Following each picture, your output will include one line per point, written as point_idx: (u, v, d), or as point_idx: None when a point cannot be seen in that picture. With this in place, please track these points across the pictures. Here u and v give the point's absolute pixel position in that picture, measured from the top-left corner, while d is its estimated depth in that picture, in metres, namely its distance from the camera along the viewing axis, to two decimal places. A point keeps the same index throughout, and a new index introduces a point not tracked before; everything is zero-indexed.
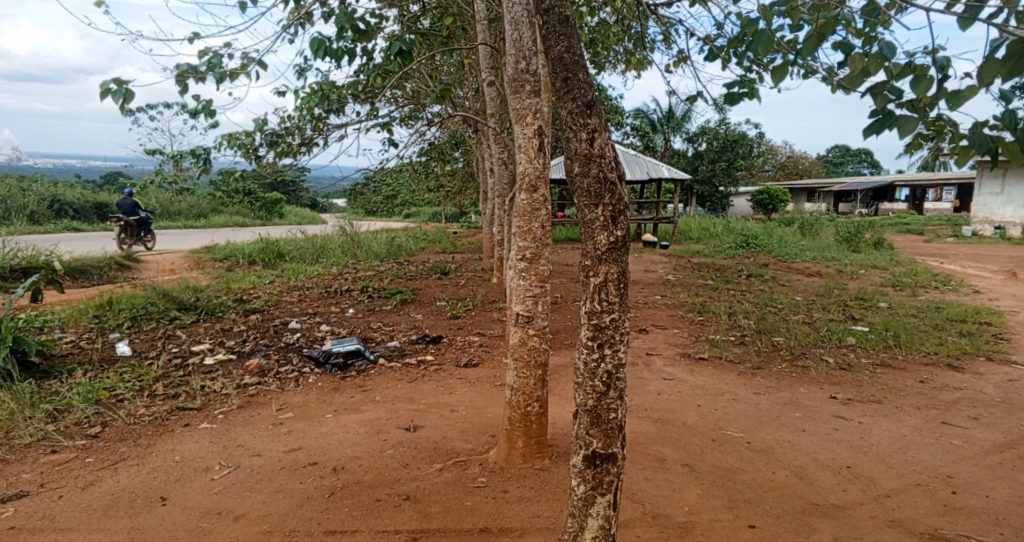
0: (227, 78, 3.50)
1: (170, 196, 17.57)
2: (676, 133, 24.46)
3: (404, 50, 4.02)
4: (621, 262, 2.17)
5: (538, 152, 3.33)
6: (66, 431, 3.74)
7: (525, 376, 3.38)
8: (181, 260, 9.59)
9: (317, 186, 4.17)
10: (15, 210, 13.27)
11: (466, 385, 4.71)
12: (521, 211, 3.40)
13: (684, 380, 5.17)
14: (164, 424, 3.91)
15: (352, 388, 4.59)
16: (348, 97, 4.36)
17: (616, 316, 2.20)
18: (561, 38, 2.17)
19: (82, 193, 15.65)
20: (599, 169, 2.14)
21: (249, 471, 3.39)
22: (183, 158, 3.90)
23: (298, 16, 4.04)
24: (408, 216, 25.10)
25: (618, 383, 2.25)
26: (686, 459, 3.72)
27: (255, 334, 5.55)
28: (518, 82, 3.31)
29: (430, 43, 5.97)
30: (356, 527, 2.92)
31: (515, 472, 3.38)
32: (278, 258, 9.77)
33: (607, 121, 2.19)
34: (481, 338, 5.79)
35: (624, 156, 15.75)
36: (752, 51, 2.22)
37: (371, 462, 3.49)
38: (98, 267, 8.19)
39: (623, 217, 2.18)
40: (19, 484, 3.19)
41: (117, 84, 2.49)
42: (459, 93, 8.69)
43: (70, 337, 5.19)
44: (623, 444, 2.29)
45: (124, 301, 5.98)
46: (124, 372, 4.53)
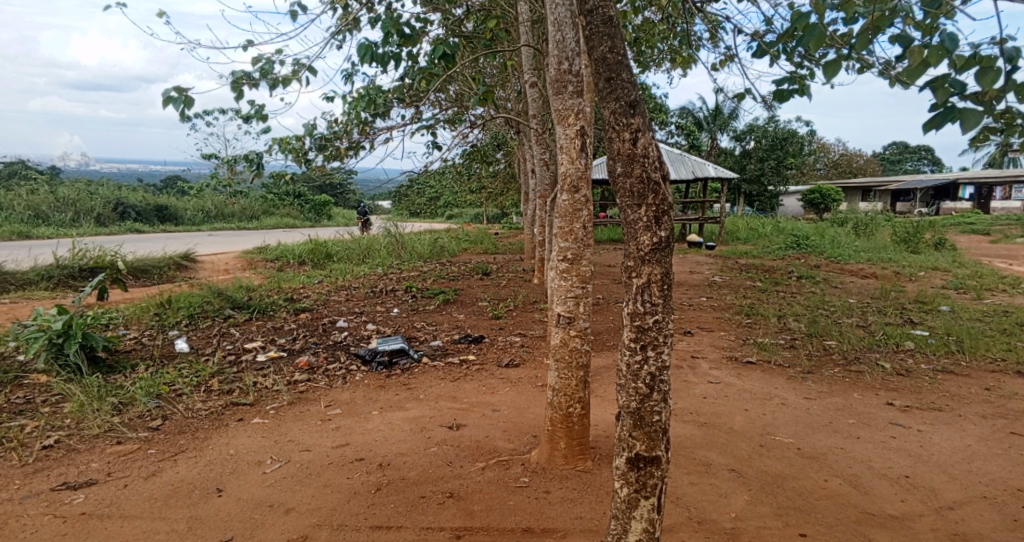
0: (279, 84, 3.64)
1: (224, 199, 18.25)
2: (723, 132, 24.00)
3: (448, 53, 4.08)
4: (664, 263, 2.15)
5: (580, 153, 3.32)
6: (130, 423, 3.94)
7: (567, 377, 3.38)
8: (234, 261, 9.95)
9: (363, 189, 4.27)
10: (83, 213, 14.02)
11: (508, 385, 4.74)
12: (562, 212, 3.38)
13: (731, 384, 5.07)
14: (219, 419, 4.07)
15: (397, 386, 4.68)
16: (393, 101, 4.46)
17: (660, 317, 2.19)
18: (604, 38, 2.17)
19: (144, 196, 16.43)
20: (642, 169, 2.13)
21: (298, 465, 3.50)
22: (237, 163, 4.06)
23: (346, 23, 4.16)
24: (450, 218, 25.36)
25: (662, 385, 2.23)
26: (732, 464, 3.66)
27: (305, 332, 5.71)
28: (560, 83, 3.35)
29: (474, 45, 6.04)
30: (402, 523, 2.98)
31: (558, 473, 3.39)
32: (326, 259, 10.03)
33: (650, 121, 2.19)
34: (522, 338, 5.82)
35: (668, 155, 15.51)
36: (803, 47, 2.17)
37: (415, 459, 3.56)
38: (159, 267, 8.57)
39: (667, 217, 2.15)
40: (88, 472, 3.38)
41: (178, 91, 2.64)
42: (502, 94, 8.75)
43: (133, 334, 5.46)
44: (667, 447, 2.27)
45: (182, 300, 6.24)
46: (183, 368, 4.74)
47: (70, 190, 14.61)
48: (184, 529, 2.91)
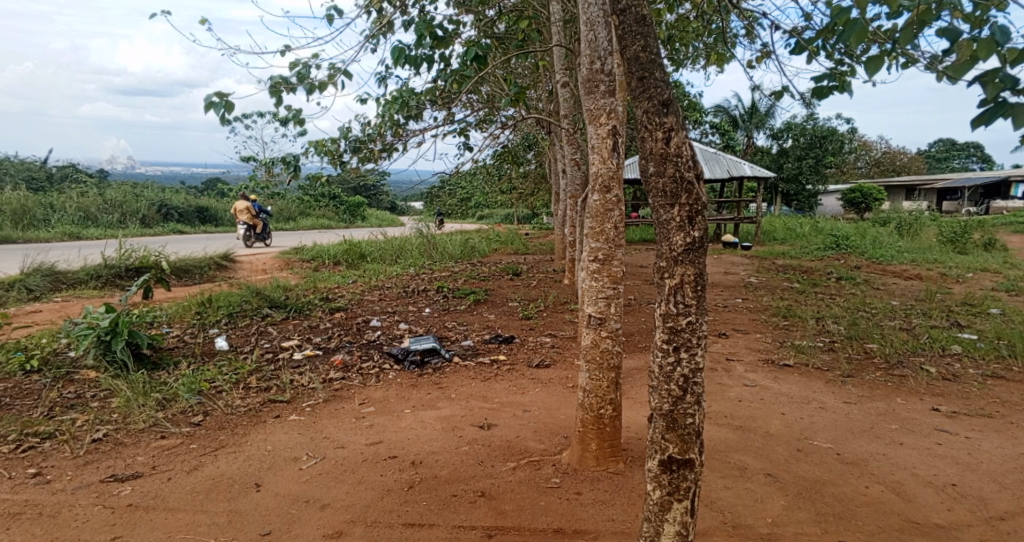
0: (316, 89, 3.72)
1: (262, 200, 18.71)
2: (760, 130, 23.57)
3: (480, 55, 4.10)
4: (698, 264, 2.13)
5: (612, 152, 3.30)
6: (173, 419, 4.07)
7: (598, 378, 3.36)
8: (271, 261, 10.18)
9: (396, 190, 4.32)
10: (129, 214, 14.51)
11: (539, 385, 4.75)
12: (593, 212, 3.36)
13: (767, 387, 4.98)
14: (257, 415, 4.18)
15: (428, 385, 4.73)
16: (426, 103, 4.50)
17: (693, 319, 2.16)
18: (637, 37, 2.16)
19: (186, 198, 16.93)
20: (675, 168, 2.11)
21: (333, 462, 3.57)
22: (274, 165, 4.16)
23: (381, 26, 4.23)
24: (481, 218, 25.49)
25: (695, 387, 2.21)
26: (769, 469, 3.59)
27: (339, 331, 5.82)
28: (592, 82, 3.33)
29: (506, 46, 6.06)
30: (434, 522, 3.01)
31: (589, 475, 3.38)
32: (360, 259, 10.20)
33: (684, 120, 2.16)
34: (552, 339, 5.82)
35: (703, 154, 15.29)
36: (844, 43, 2.13)
37: (447, 458, 3.59)
38: (200, 267, 8.82)
39: (701, 217, 2.13)
40: (134, 465, 3.51)
41: (219, 96, 2.73)
42: (533, 94, 8.76)
43: (175, 332, 5.63)
44: (701, 450, 2.25)
45: (222, 299, 6.41)
46: (223, 366, 4.87)
47: (117, 192, 15.13)
48: (224, 523, 3.00)
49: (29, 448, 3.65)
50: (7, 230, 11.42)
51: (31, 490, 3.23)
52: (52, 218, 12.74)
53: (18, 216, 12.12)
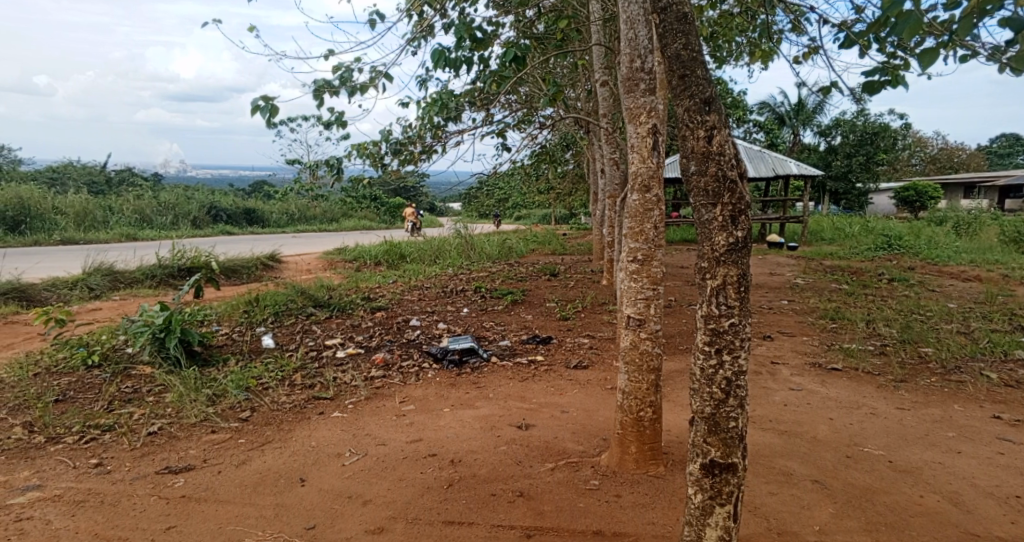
0: (358, 92, 3.79)
1: (307, 203, 19.23)
2: (807, 127, 22.94)
3: (519, 56, 4.12)
4: (741, 264, 2.09)
5: (651, 151, 3.25)
6: (223, 414, 4.21)
7: (637, 380, 3.32)
8: (315, 262, 10.41)
9: (435, 192, 4.37)
10: (182, 216, 15.10)
11: (577, 386, 4.73)
12: (632, 212, 3.33)
13: (814, 391, 4.84)
14: (302, 412, 4.29)
15: (467, 384, 4.77)
16: (465, 104, 4.54)
17: (736, 321, 2.12)
18: (679, 35, 2.13)
19: (235, 200, 17.47)
20: (718, 167, 2.08)
21: (375, 458, 3.63)
22: (318, 168, 4.25)
23: (421, 29, 4.28)
24: (520, 219, 25.57)
25: (738, 391, 2.17)
26: (816, 475, 3.49)
27: (380, 330, 5.91)
28: (632, 81, 3.31)
29: (545, 46, 6.05)
30: (474, 520, 3.03)
31: (629, 477, 3.35)
32: (400, 259, 10.36)
33: (727, 118, 2.12)
34: (590, 340, 5.79)
35: (746, 152, 14.96)
36: (898, 36, 2.05)
37: (486, 457, 3.61)
38: (248, 267, 9.10)
39: (744, 216, 2.09)
40: (187, 458, 3.65)
41: (266, 100, 2.82)
42: (572, 94, 8.73)
43: (225, 330, 5.82)
44: (744, 455, 2.21)
45: (269, 298, 6.60)
46: (269, 363, 5.01)
47: (170, 194, 15.73)
48: (271, 516, 3.08)
49: (91, 439, 3.84)
50: (69, 231, 11.98)
51: (93, 479, 3.39)
52: (111, 219, 13.29)
53: (79, 218, 12.69)
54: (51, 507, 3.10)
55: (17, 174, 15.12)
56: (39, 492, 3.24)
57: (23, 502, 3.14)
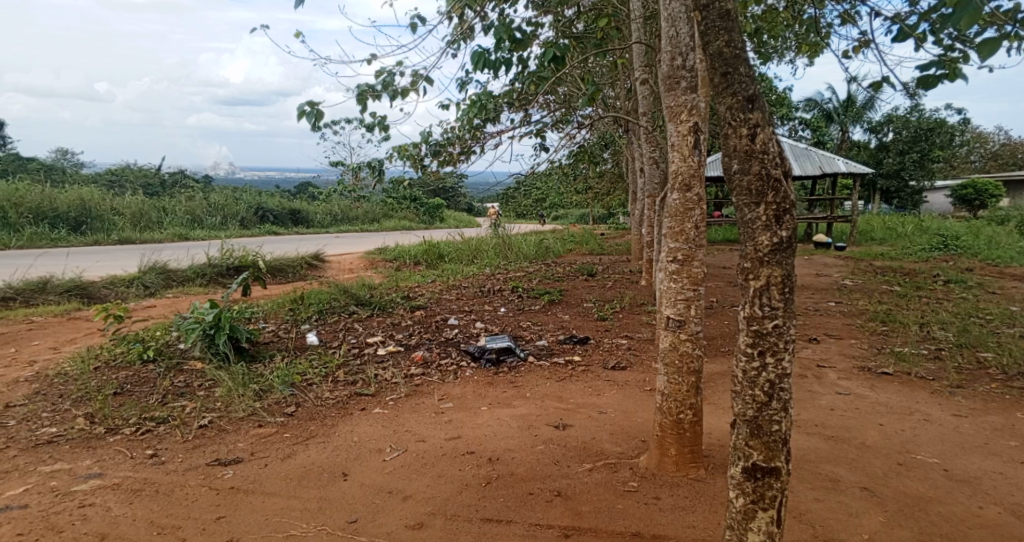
0: (399, 95, 3.87)
1: (349, 204, 19.65)
2: (857, 123, 22.22)
3: (558, 56, 4.12)
4: (785, 265, 2.05)
5: (693, 150, 3.20)
6: (269, 408, 4.34)
7: (677, 382, 3.28)
8: (357, 261, 10.61)
9: (473, 193, 4.41)
10: (231, 217, 15.61)
11: (615, 387, 4.70)
12: (672, 211, 3.28)
13: (863, 396, 4.69)
14: (344, 408, 4.38)
15: (504, 383, 4.79)
16: (504, 105, 4.57)
17: (780, 323, 2.08)
18: (721, 32, 2.10)
19: (280, 201, 17.93)
20: (761, 165, 2.04)
21: (414, 455, 3.69)
22: (360, 170, 4.34)
23: (462, 32, 4.33)
24: (558, 219, 25.55)
25: (782, 393, 2.12)
26: (865, 482, 3.38)
27: (419, 329, 5.99)
28: (673, 79, 3.27)
29: (584, 45, 6.03)
30: (512, 518, 3.05)
31: (668, 480, 3.32)
32: (439, 259, 10.48)
33: (771, 115, 2.08)
34: (629, 341, 5.75)
35: (792, 150, 14.58)
36: (954, 28, 1.97)
37: (523, 456, 3.63)
38: (293, 266, 9.34)
39: (789, 216, 2.05)
40: (235, 451, 3.78)
41: (311, 105, 2.99)
42: (612, 93, 8.66)
43: (271, 327, 5.99)
44: (788, 459, 2.16)
45: (313, 296, 6.76)
46: (313, 359, 5.15)
47: (220, 195, 16.24)
48: (315, 509, 3.17)
49: (147, 430, 4.01)
50: (126, 231, 12.51)
51: (149, 469, 3.54)
52: (165, 220, 13.80)
53: (136, 219, 13.20)
54: (110, 495, 3.26)
55: (79, 176, 15.84)
56: (100, 480, 3.40)
57: (85, 489, 3.30)
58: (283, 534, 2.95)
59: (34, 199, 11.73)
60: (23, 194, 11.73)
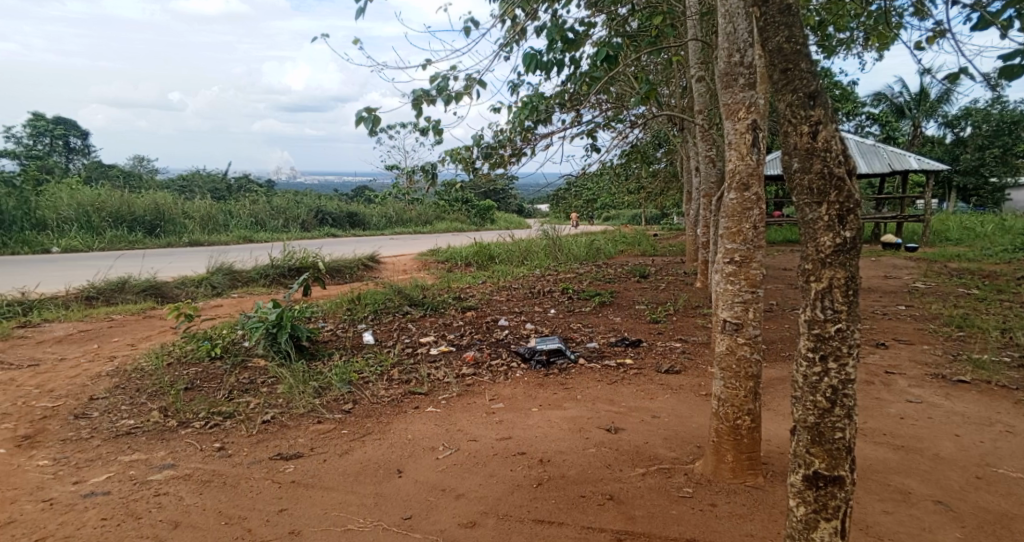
0: (452, 99, 3.92)
1: (403, 206, 20.12)
2: (931, 118, 21.11)
3: (611, 55, 4.07)
4: (849, 267, 1.96)
5: (751, 148, 3.10)
6: (328, 405, 4.47)
7: (734, 387, 3.18)
8: (410, 263, 10.81)
9: (523, 194, 4.43)
10: (292, 220, 16.20)
11: (668, 392, 4.62)
12: (729, 211, 3.19)
13: (937, 405, 4.43)
14: (398, 406, 4.47)
15: (555, 385, 4.78)
16: (555, 106, 4.56)
17: (843, 327, 1.99)
18: (781, 28, 2.03)
19: (338, 204, 18.50)
20: (823, 163, 1.96)
21: (466, 454, 3.73)
22: (414, 173, 4.42)
23: (514, 35, 4.34)
24: (608, 219, 25.38)
25: (846, 400, 2.03)
26: (939, 496, 3.20)
27: (470, 329, 6.04)
28: (731, 76, 3.17)
29: (638, 44, 5.96)
30: (563, 520, 3.04)
31: (725, 487, 3.23)
32: (489, 260, 10.57)
33: (835, 112, 2.00)
34: (683, 344, 5.63)
35: (858, 147, 13.99)
36: None
37: (575, 458, 3.60)
38: (350, 267, 9.61)
39: (853, 215, 1.95)
40: (296, 446, 3.91)
41: (368, 112, 3.09)
42: (666, 92, 8.52)
43: (329, 326, 6.17)
44: (852, 469, 2.06)
45: (369, 297, 6.94)
46: (369, 358, 5.27)
47: (282, 199, 16.88)
48: (371, 504, 3.24)
49: (215, 424, 4.20)
50: (196, 234, 13.15)
51: (217, 461, 3.71)
52: (231, 223, 14.44)
53: (204, 222, 13.87)
54: (182, 485, 3.43)
55: (153, 182, 16.75)
56: (173, 470, 3.59)
57: (160, 479, 3.49)
58: (341, 528, 3.03)
59: (114, 204, 12.43)
60: (104, 200, 12.47)
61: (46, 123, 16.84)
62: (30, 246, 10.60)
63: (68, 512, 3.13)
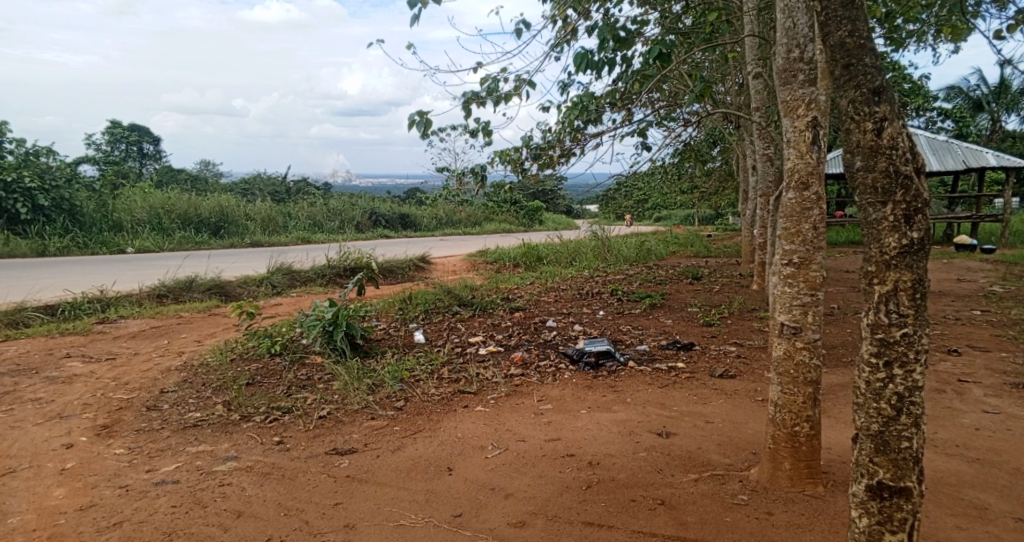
0: (503, 101, 3.93)
1: (454, 207, 20.36)
2: (1011, 112, 19.84)
3: (664, 53, 3.99)
4: (916, 269, 1.86)
5: (811, 146, 2.97)
6: (381, 402, 4.57)
7: (792, 393, 3.07)
8: (460, 263, 10.92)
9: (573, 195, 4.41)
10: (347, 222, 16.62)
11: (722, 396, 4.50)
12: (787, 211, 3.08)
13: (1016, 416, 4.15)
14: (448, 404, 4.52)
15: (604, 387, 4.73)
16: (606, 106, 4.51)
17: (910, 332, 1.89)
18: (843, 22, 1.93)
19: (391, 207, 18.87)
20: (888, 161, 1.86)
21: (515, 453, 3.74)
22: (464, 175, 4.46)
23: (565, 35, 4.32)
24: (660, 219, 24.98)
25: (913, 408, 1.93)
26: (1018, 513, 2.99)
27: (518, 330, 6.05)
28: (789, 72, 3.07)
29: (692, 41, 5.84)
30: (613, 524, 3.00)
31: (782, 495, 3.12)
32: (537, 261, 10.57)
33: (901, 108, 1.90)
34: (738, 348, 5.48)
35: (929, 144, 13.35)
36: None
37: (625, 462, 3.56)
38: (402, 268, 9.79)
39: (922, 216, 1.85)
40: (350, 441, 4.01)
41: (421, 115, 3.14)
42: (721, 89, 8.31)
43: (382, 325, 6.30)
44: (920, 480, 1.96)
45: (420, 296, 7.04)
46: (420, 356, 5.35)
47: (338, 202, 17.35)
48: (422, 501, 3.28)
49: (274, 419, 4.35)
50: (257, 235, 13.66)
51: (276, 454, 3.84)
52: (290, 224, 14.93)
53: (265, 224, 14.40)
54: (244, 476, 3.56)
55: (218, 185, 17.51)
56: (237, 462, 3.74)
57: (224, 469, 3.64)
58: (393, 523, 3.08)
59: (182, 207, 13.04)
60: (173, 203, 13.10)
61: (123, 130, 17.84)
62: (108, 246, 11.22)
63: (142, 498, 3.30)
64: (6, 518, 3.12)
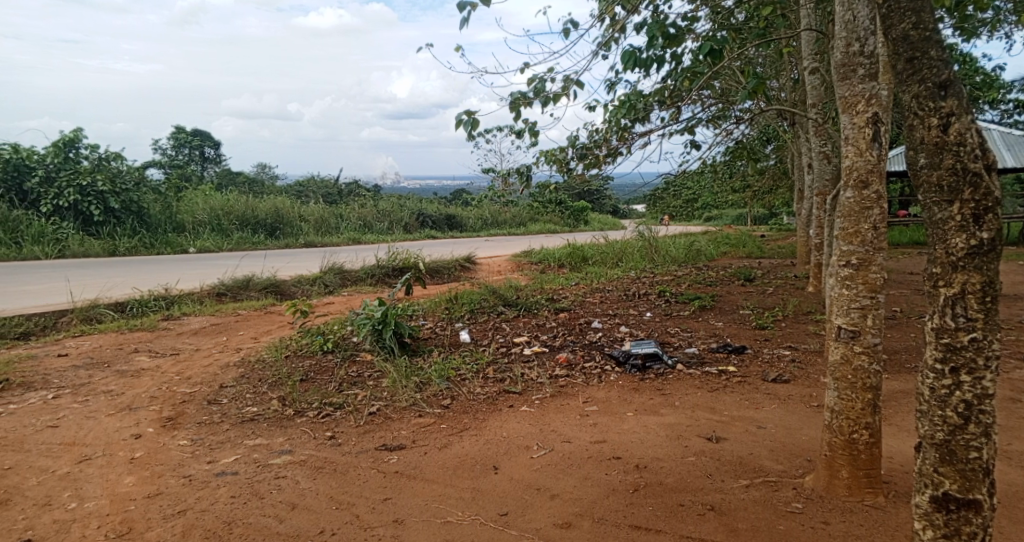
0: (550, 101, 3.93)
1: (499, 208, 20.46)
2: None
3: (715, 48, 3.90)
4: (987, 271, 1.75)
5: (871, 143, 2.85)
6: (428, 400, 4.62)
7: (850, 399, 2.95)
8: (505, 263, 10.96)
9: (619, 194, 4.37)
10: (396, 222, 16.92)
11: (775, 401, 4.37)
12: (845, 211, 2.96)
13: None
14: (494, 404, 4.54)
15: (651, 390, 4.66)
16: (654, 104, 4.44)
17: (979, 337, 1.79)
18: (907, 14, 1.85)
19: (438, 208, 19.08)
20: (956, 158, 1.76)
21: (561, 454, 3.72)
22: (509, 175, 4.48)
23: (613, 33, 4.27)
24: (708, 220, 24.48)
25: (983, 417, 1.82)
26: None
27: (564, 330, 6.03)
28: (848, 67, 2.95)
29: (745, 37, 5.69)
30: (661, 528, 2.95)
31: (839, 505, 3.00)
32: (582, 261, 10.52)
33: (970, 102, 1.79)
34: (792, 352, 5.31)
35: (1003, 140, 12.62)
36: None
37: (672, 466, 3.49)
38: (448, 268, 9.90)
39: (992, 215, 1.74)
40: (398, 437, 4.08)
41: (468, 115, 3.17)
42: (775, 85, 8.06)
43: (429, 324, 6.37)
44: (991, 492, 1.85)
45: (466, 297, 7.10)
46: (466, 356, 5.39)
47: (387, 203, 17.67)
48: (469, 498, 3.31)
49: (326, 415, 4.45)
50: (310, 236, 14.05)
51: (328, 449, 3.94)
52: (342, 225, 15.30)
53: (318, 225, 14.81)
54: (298, 470, 3.66)
55: (274, 187, 18.10)
56: (291, 456, 3.85)
57: (279, 463, 3.76)
58: (441, 520, 3.11)
59: (240, 208, 13.53)
60: (232, 205, 13.60)
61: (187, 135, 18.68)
62: (172, 246, 11.73)
63: (203, 488, 3.44)
64: (82, 502, 3.30)
